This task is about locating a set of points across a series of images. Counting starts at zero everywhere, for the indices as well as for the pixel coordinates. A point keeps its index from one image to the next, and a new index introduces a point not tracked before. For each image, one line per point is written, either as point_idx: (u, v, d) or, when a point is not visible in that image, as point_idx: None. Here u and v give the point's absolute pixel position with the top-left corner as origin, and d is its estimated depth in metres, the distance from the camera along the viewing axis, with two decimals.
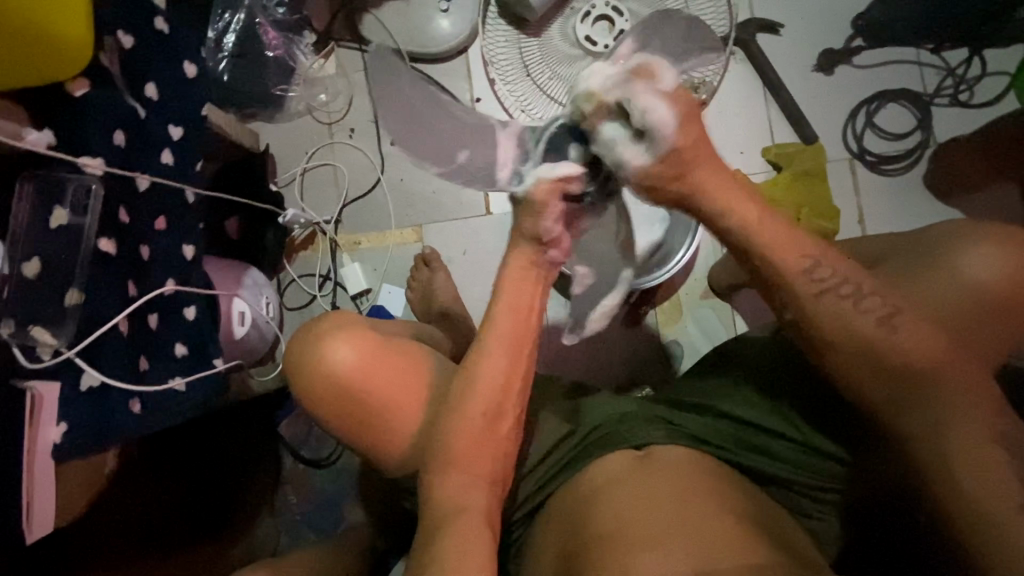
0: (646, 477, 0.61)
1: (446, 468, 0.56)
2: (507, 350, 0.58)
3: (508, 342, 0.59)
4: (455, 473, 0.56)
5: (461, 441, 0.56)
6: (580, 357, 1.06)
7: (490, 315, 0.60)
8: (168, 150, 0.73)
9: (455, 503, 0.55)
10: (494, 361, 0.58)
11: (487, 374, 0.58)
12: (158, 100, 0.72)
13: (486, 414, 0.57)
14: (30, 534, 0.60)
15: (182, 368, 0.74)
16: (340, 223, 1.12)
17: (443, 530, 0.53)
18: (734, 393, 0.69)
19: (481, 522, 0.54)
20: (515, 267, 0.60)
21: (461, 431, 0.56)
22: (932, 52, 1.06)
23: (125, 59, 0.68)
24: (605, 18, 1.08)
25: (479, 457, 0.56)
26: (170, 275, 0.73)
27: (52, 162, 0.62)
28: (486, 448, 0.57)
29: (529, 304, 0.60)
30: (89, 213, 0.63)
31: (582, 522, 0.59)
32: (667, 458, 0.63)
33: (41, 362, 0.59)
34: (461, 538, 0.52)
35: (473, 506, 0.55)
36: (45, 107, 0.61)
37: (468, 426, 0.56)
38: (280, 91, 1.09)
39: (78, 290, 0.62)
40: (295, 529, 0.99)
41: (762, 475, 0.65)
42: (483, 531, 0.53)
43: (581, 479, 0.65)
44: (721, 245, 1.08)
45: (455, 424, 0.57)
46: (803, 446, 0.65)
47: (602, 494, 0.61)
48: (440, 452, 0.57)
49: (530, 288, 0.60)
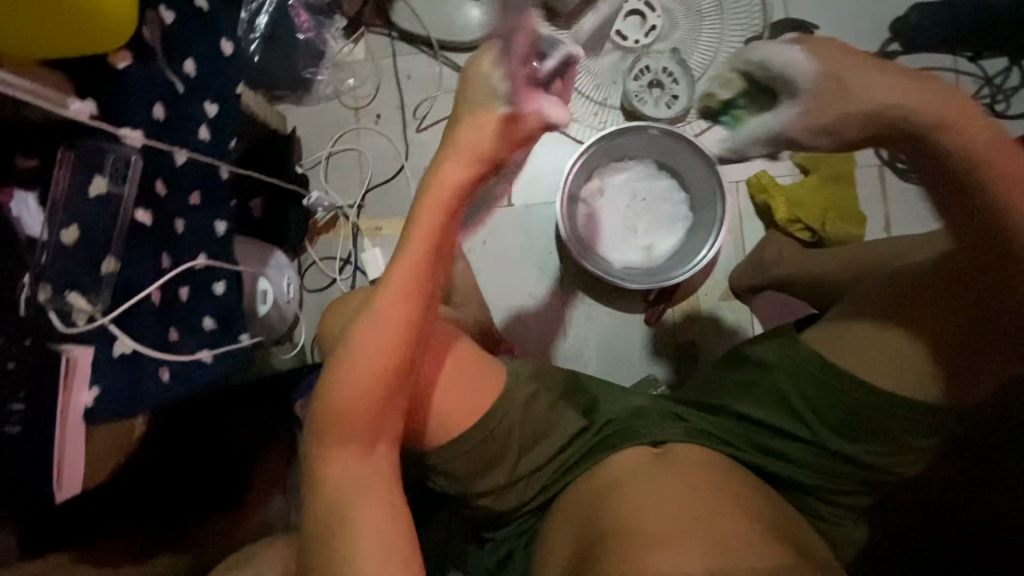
0: (666, 479, 0.60)
1: (329, 439, 0.54)
2: (404, 294, 0.53)
3: (409, 281, 0.53)
4: (339, 436, 0.54)
5: (346, 400, 0.53)
6: (594, 352, 1.06)
7: (401, 249, 0.53)
8: (205, 127, 0.74)
9: (358, 479, 0.54)
10: (385, 314, 0.52)
11: (372, 334, 0.52)
12: (196, 77, 0.72)
13: (379, 377, 0.52)
14: (59, 495, 0.61)
15: (212, 341, 0.77)
16: (363, 207, 1.13)
17: (338, 497, 0.54)
18: (750, 393, 0.69)
19: (376, 492, 0.54)
20: (445, 179, 0.51)
21: (342, 394, 0.53)
22: (970, 60, 1.04)
23: (167, 36, 0.69)
24: (637, 12, 1.08)
25: (368, 424, 0.54)
26: (202, 250, 0.75)
27: (93, 132, 0.63)
28: (386, 397, 0.54)
29: (427, 246, 0.52)
30: (128, 183, 0.64)
31: (597, 510, 0.61)
32: (685, 459, 0.63)
33: (76, 328, 0.60)
34: (362, 508, 0.53)
35: (372, 475, 0.54)
36: (86, 80, 0.63)
37: (357, 388, 0.52)
38: (309, 73, 1.11)
39: (114, 259, 0.63)
40: (305, 507, 1.03)
41: (789, 483, 0.66)
42: (384, 505, 0.53)
43: (599, 471, 0.66)
44: (742, 250, 1.07)
45: (343, 377, 0.53)
46: (818, 448, 0.65)
47: (618, 489, 0.62)
48: (326, 422, 0.54)
49: (447, 213, 0.53)
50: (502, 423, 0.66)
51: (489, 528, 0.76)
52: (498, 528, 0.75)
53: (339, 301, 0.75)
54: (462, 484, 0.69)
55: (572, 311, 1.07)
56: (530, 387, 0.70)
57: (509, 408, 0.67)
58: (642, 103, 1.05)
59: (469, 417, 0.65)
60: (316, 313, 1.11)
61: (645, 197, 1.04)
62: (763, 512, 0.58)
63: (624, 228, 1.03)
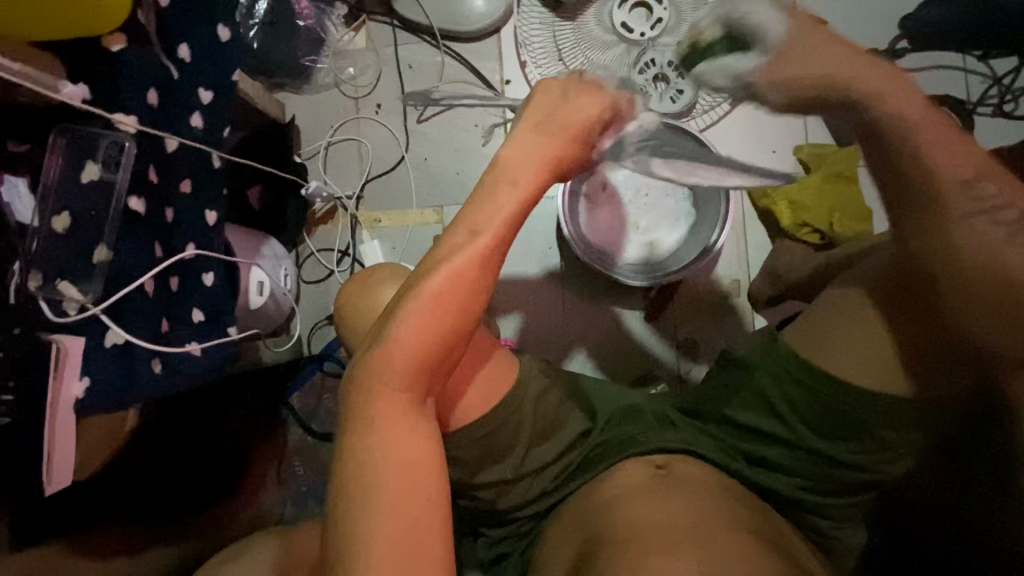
0: (665, 492, 0.61)
1: (376, 378, 0.50)
2: (464, 268, 0.51)
3: (476, 252, 0.51)
4: (389, 378, 0.50)
5: (398, 364, 0.50)
6: (593, 349, 1.05)
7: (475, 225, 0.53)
8: (197, 114, 0.71)
9: (403, 452, 0.48)
10: (451, 266, 0.51)
11: (439, 281, 0.51)
12: (190, 62, 0.70)
13: (441, 324, 0.51)
14: (50, 487, 0.60)
15: (198, 333, 0.74)
16: (362, 199, 1.12)
17: (374, 441, 0.48)
18: (734, 396, 0.69)
19: (419, 440, 0.50)
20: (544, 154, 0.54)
21: (410, 330, 0.50)
22: (979, 59, 1.03)
23: (161, 19, 0.67)
24: (643, 4, 1.07)
25: (420, 370, 0.51)
26: (191, 239, 0.72)
27: (86, 116, 0.62)
28: (430, 365, 0.51)
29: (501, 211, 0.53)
30: (121, 169, 0.63)
31: (600, 531, 0.60)
32: (686, 473, 0.64)
33: (67, 317, 0.59)
34: (396, 457, 0.48)
35: (414, 448, 0.49)
36: (79, 62, 0.61)
37: (418, 327, 0.50)
38: (310, 61, 1.09)
39: (106, 248, 0.62)
40: (299, 499, 1.04)
41: (783, 498, 0.66)
42: (429, 486, 0.48)
43: (596, 488, 0.66)
44: (748, 262, 1.06)
45: (398, 342, 0.50)
46: (805, 454, 0.65)
47: (615, 504, 0.62)
48: (378, 361, 0.50)
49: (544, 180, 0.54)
50: (508, 420, 0.66)
51: (484, 524, 0.75)
52: (495, 526, 0.74)
53: (341, 294, 0.74)
54: (465, 478, 0.68)
55: (572, 307, 1.06)
56: (541, 383, 0.70)
57: (520, 403, 0.67)
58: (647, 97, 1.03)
59: (480, 407, 0.65)
60: (313, 305, 1.09)
61: (647, 192, 1.03)
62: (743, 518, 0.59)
63: (625, 223, 1.02)
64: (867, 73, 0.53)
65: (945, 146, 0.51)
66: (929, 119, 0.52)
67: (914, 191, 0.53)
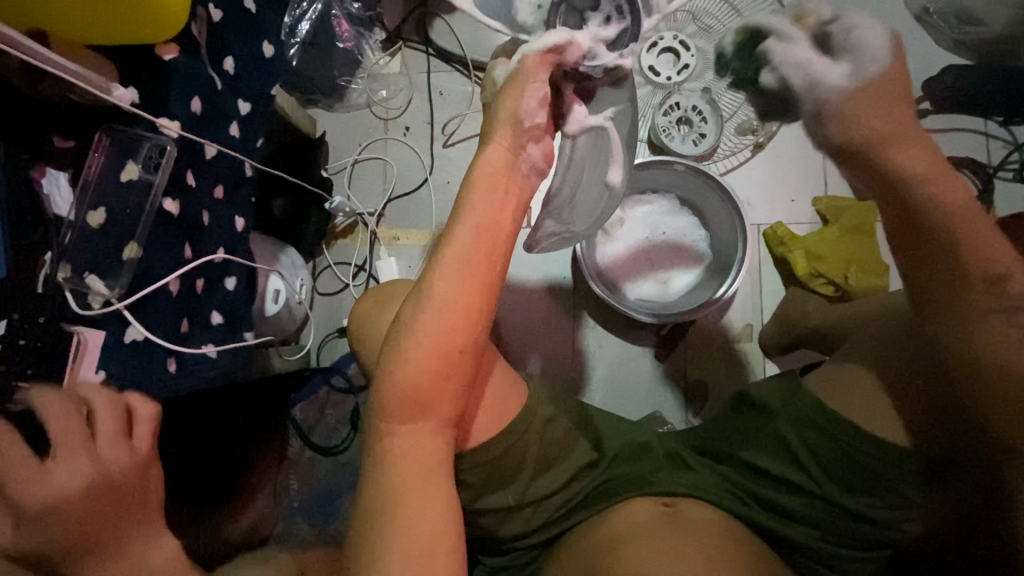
0: (674, 537, 0.58)
1: (388, 411, 0.50)
2: (458, 266, 0.50)
3: (460, 261, 0.50)
4: (402, 405, 0.50)
5: (403, 396, 0.50)
6: (598, 382, 1.05)
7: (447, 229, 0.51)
8: (235, 123, 0.75)
9: (420, 483, 0.50)
10: (460, 286, 0.50)
11: (444, 299, 0.50)
12: (234, 75, 0.73)
13: (447, 355, 0.50)
14: None
15: (218, 337, 0.77)
16: (383, 217, 1.14)
17: (384, 467, 0.50)
18: (752, 439, 0.68)
19: (432, 467, 0.51)
20: (486, 165, 0.52)
21: (413, 361, 0.49)
22: (1001, 125, 1.05)
23: (212, 31, 0.70)
24: (671, 50, 1.06)
25: (439, 399, 0.50)
26: (221, 244, 0.76)
27: (132, 118, 0.64)
28: (447, 393, 0.51)
29: (497, 220, 0.51)
30: (160, 171, 0.65)
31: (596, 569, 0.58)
32: (696, 519, 0.62)
33: (92, 310, 0.61)
34: (411, 486, 0.49)
35: (429, 460, 0.51)
36: (132, 66, 0.64)
37: (431, 359, 0.49)
38: (344, 81, 1.13)
39: (136, 245, 0.64)
40: (290, 516, 1.02)
41: (796, 547, 0.64)
42: (448, 509, 0.50)
43: (598, 528, 0.64)
44: (761, 310, 1.06)
45: (398, 374, 0.50)
46: (819, 503, 0.64)
47: (620, 544, 0.60)
48: (389, 395, 0.50)
49: (487, 192, 0.52)
50: (517, 445, 0.65)
51: (483, 551, 0.73)
52: (494, 554, 0.72)
53: (357, 304, 0.74)
54: (466, 502, 0.67)
55: (582, 340, 1.06)
56: (549, 409, 0.69)
57: (528, 428, 0.66)
58: (670, 139, 1.05)
59: (489, 430, 0.64)
60: (325, 317, 1.10)
61: (665, 231, 1.04)
62: (750, 555, 0.59)
63: (639, 260, 1.03)
64: (913, 150, 0.50)
65: (990, 244, 0.49)
66: (970, 210, 0.49)
67: (931, 278, 0.51)
